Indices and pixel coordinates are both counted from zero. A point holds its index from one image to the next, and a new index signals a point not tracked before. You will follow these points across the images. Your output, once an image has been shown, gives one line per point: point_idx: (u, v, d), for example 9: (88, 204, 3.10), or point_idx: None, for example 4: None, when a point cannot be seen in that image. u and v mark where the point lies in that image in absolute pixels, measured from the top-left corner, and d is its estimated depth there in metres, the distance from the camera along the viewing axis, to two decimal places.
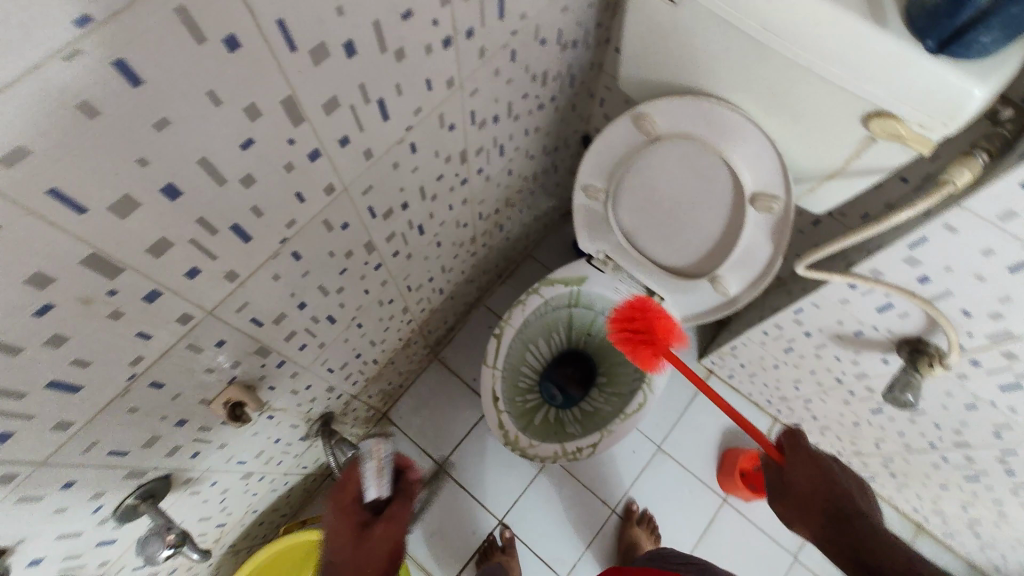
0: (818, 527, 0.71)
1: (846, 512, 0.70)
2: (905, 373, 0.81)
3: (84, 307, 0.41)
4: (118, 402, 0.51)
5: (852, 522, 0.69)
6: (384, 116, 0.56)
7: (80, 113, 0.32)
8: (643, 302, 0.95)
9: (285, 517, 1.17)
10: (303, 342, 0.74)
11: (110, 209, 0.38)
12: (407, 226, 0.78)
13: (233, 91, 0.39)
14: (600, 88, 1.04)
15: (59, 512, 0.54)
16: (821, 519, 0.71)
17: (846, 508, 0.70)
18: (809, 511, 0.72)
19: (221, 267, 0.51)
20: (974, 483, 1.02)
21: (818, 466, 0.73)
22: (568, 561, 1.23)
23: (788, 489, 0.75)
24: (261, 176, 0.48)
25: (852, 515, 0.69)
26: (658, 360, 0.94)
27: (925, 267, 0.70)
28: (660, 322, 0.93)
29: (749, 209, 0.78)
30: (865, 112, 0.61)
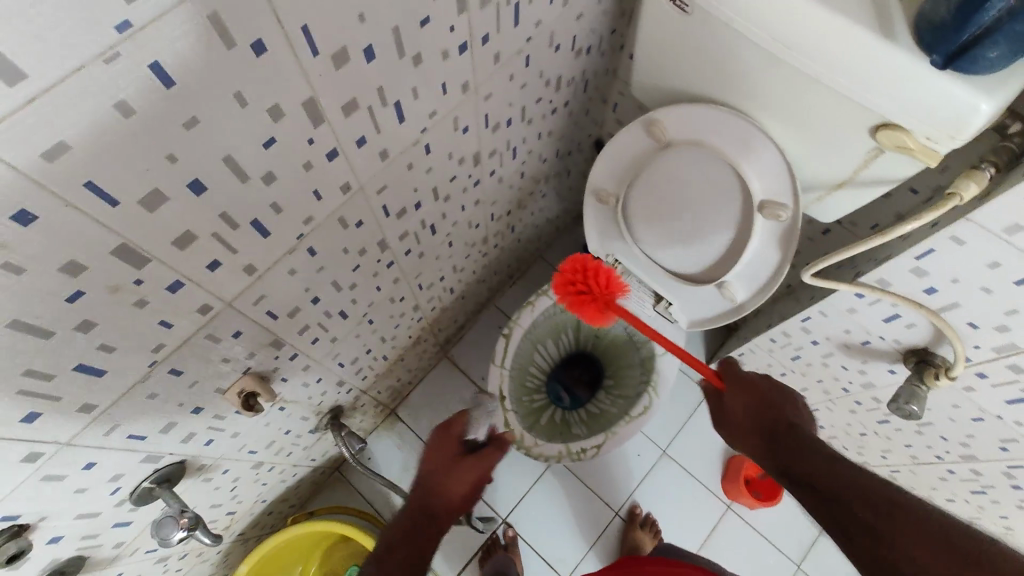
0: (755, 450, 0.70)
1: (780, 431, 0.68)
2: (911, 384, 0.81)
3: (112, 295, 0.44)
4: (140, 387, 0.54)
5: (782, 437, 0.68)
6: (400, 118, 0.58)
7: (116, 112, 0.34)
8: (583, 259, 0.90)
9: (293, 508, 1.20)
10: (316, 336, 0.76)
11: (140, 203, 0.40)
12: (420, 225, 0.79)
13: (258, 92, 0.41)
14: (613, 93, 1.06)
15: (80, 492, 0.57)
16: (759, 441, 0.70)
17: (778, 427, 0.69)
18: (747, 437, 0.72)
19: (240, 261, 0.53)
20: (981, 497, 1.01)
21: (750, 395, 0.74)
22: (571, 561, 1.25)
23: (731, 420, 0.75)
24: (281, 174, 0.50)
25: (783, 431, 0.68)
26: (609, 315, 0.90)
27: (932, 278, 0.71)
28: (606, 274, 0.89)
29: (758, 217, 0.79)
30: (873, 124, 0.62)
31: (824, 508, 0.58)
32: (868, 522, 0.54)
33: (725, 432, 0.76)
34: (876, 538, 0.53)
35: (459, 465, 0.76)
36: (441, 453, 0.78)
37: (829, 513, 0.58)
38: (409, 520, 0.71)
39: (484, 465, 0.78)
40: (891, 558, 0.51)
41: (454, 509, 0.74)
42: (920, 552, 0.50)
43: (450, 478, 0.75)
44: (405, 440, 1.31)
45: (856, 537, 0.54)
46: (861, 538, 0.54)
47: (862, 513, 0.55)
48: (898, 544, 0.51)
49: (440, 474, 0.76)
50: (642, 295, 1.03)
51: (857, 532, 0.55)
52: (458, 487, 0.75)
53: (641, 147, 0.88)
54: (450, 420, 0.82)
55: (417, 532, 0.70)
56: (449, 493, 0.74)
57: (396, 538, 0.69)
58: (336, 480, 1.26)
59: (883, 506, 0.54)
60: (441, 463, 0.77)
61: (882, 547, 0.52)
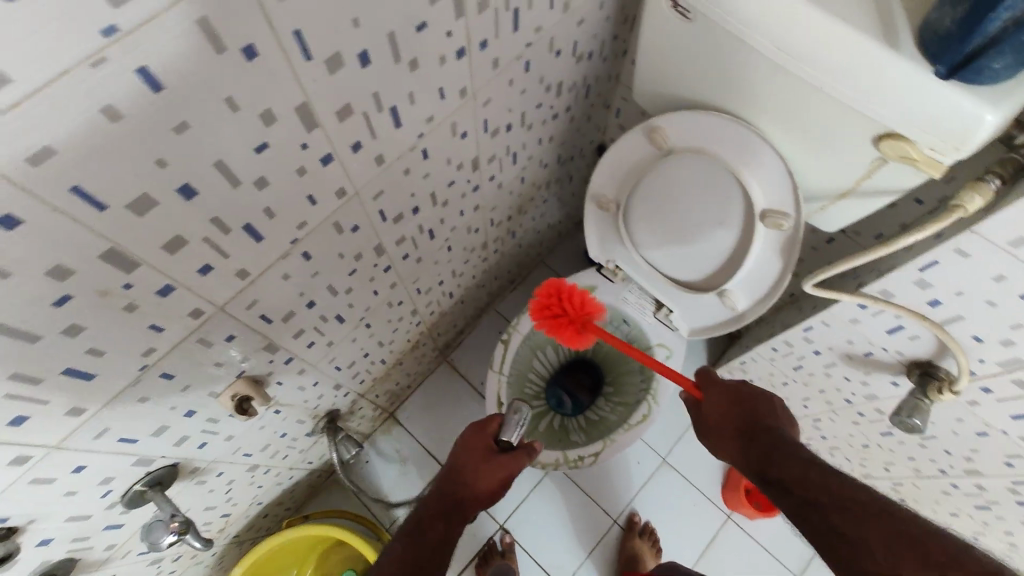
0: (738, 456, 0.70)
1: (757, 437, 0.68)
2: (914, 397, 0.80)
3: (101, 299, 0.43)
4: (130, 391, 0.53)
5: (759, 441, 0.67)
6: (397, 123, 0.58)
7: (103, 116, 0.33)
8: (556, 284, 0.90)
9: (288, 510, 1.19)
10: (311, 340, 0.75)
11: (128, 207, 0.40)
12: (418, 230, 0.79)
13: (249, 97, 0.41)
14: (616, 98, 1.05)
15: (70, 494, 0.56)
16: (738, 445, 0.71)
17: (756, 431, 0.69)
18: (731, 442, 0.72)
19: (233, 266, 0.52)
20: (985, 512, 0.99)
21: (729, 400, 0.74)
22: (568, 568, 1.23)
23: (716, 428, 0.75)
24: (274, 179, 0.49)
25: (760, 436, 0.68)
26: (585, 337, 0.90)
27: (936, 290, 0.69)
28: (581, 295, 0.90)
29: (759, 226, 0.78)
30: (877, 133, 0.61)
31: (802, 515, 0.57)
32: (840, 526, 0.53)
33: (712, 438, 0.76)
34: (849, 546, 0.51)
35: (492, 463, 0.73)
36: (472, 449, 0.76)
37: (805, 520, 0.57)
38: (438, 507, 0.71)
39: (517, 465, 0.74)
40: (863, 564, 0.50)
41: (482, 501, 0.73)
42: (892, 557, 0.48)
43: (483, 475, 0.73)
44: (403, 444, 1.31)
45: (830, 544, 0.53)
46: (836, 547, 0.52)
47: (835, 518, 0.54)
48: (871, 551, 0.50)
49: (470, 469, 0.73)
50: (642, 302, 1.02)
51: (831, 539, 0.53)
52: (486, 485, 0.73)
53: (642, 154, 0.87)
54: (486, 417, 0.79)
55: (445, 520, 0.70)
56: (478, 490, 0.72)
57: (427, 521, 0.70)
58: (333, 483, 1.26)
59: (855, 511, 0.53)
60: (471, 460, 0.74)
61: (854, 553, 0.51)
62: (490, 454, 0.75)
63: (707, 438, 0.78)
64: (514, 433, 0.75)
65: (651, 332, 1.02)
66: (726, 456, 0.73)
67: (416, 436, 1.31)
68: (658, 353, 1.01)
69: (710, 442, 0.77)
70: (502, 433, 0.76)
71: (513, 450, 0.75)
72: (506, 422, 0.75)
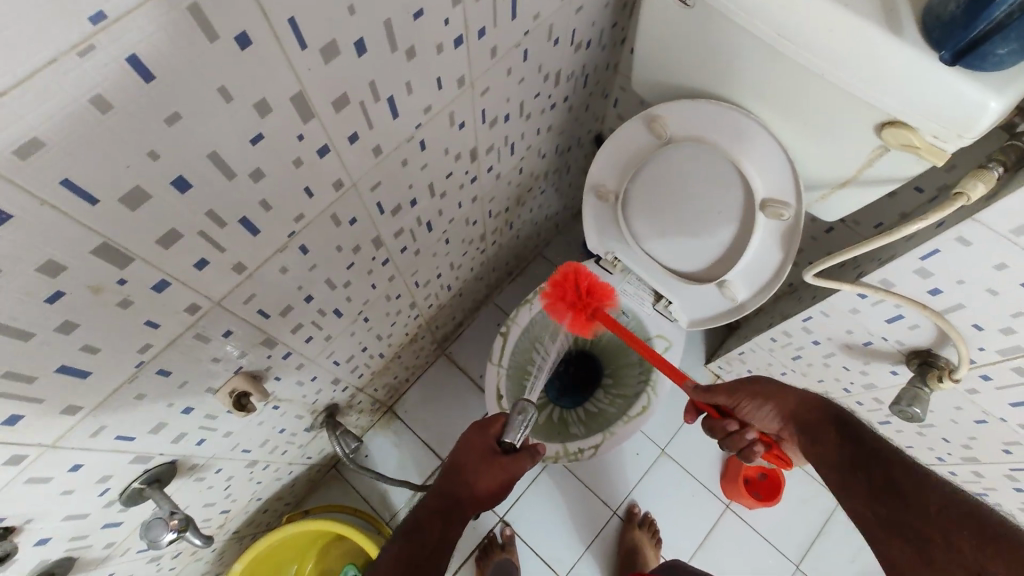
0: (797, 407, 0.69)
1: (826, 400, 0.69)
2: (913, 386, 0.80)
3: (94, 295, 0.42)
4: (127, 388, 0.52)
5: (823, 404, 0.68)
6: (394, 113, 0.57)
7: (92, 107, 0.33)
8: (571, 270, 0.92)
9: (287, 506, 1.19)
10: (309, 335, 0.75)
11: (121, 200, 0.39)
12: (415, 222, 0.78)
13: (243, 87, 0.40)
14: (614, 88, 1.04)
15: (67, 493, 0.56)
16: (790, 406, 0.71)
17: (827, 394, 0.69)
18: (786, 395, 0.71)
19: (229, 259, 0.52)
20: (982, 499, 1.00)
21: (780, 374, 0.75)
22: (568, 561, 1.24)
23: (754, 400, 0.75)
24: (270, 170, 0.48)
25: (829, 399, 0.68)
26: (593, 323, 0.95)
27: (937, 279, 0.69)
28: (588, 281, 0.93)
29: (760, 215, 0.78)
30: (879, 121, 0.61)
31: (854, 470, 0.58)
32: (901, 485, 0.54)
33: (752, 389, 0.75)
34: (905, 503, 0.52)
35: (492, 464, 0.73)
36: (473, 448, 0.75)
37: (860, 472, 0.57)
38: (435, 506, 0.71)
39: (519, 468, 0.74)
40: (914, 521, 0.51)
41: (481, 502, 0.73)
42: (947, 523, 0.49)
43: (484, 476, 0.72)
44: (402, 438, 1.30)
45: (883, 497, 0.54)
46: (886, 503, 0.54)
47: (898, 478, 0.55)
48: (926, 510, 0.51)
49: (470, 469, 0.73)
50: (641, 293, 1.02)
51: (883, 493, 0.54)
52: (486, 484, 0.73)
53: (641, 143, 0.86)
54: (490, 418, 0.78)
55: (444, 521, 0.70)
56: (478, 489, 0.72)
57: (425, 520, 0.69)
58: (333, 478, 1.25)
59: (919, 479, 0.54)
60: (471, 460, 0.73)
61: (907, 509, 0.52)
62: (490, 454, 0.74)
63: (739, 391, 0.76)
64: (518, 434, 0.74)
65: (651, 323, 1.02)
66: (771, 405, 0.72)
67: (415, 430, 1.31)
68: (658, 345, 1.01)
69: (744, 394, 0.75)
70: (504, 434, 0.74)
71: (515, 451, 0.75)
72: (511, 422, 0.74)
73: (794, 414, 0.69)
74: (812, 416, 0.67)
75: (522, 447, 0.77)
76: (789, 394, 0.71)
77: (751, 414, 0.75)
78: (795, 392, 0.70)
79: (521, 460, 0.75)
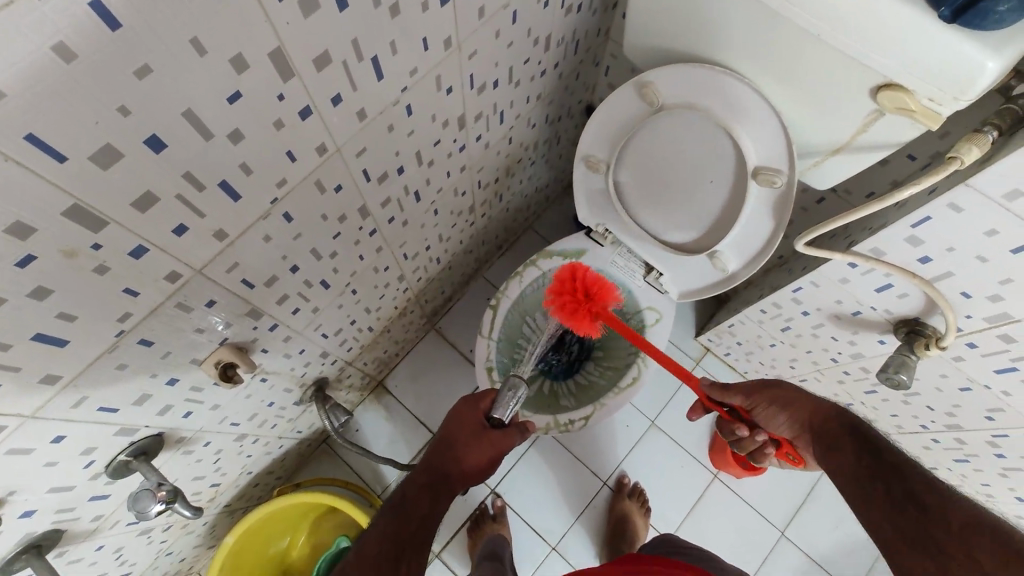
0: (815, 412, 0.66)
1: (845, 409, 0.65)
2: (900, 354, 0.80)
3: (68, 260, 0.41)
4: (107, 358, 0.51)
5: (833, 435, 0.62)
6: (377, 75, 0.55)
7: (56, 56, 0.31)
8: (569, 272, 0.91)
9: (279, 479, 1.19)
10: (296, 306, 0.74)
11: (91, 158, 0.37)
12: (403, 191, 0.77)
13: (218, 39, 0.38)
14: (606, 55, 1.03)
15: (50, 465, 0.55)
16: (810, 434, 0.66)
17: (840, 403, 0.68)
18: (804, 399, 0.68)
19: (210, 225, 0.50)
20: (963, 465, 1.02)
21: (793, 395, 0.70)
22: (558, 531, 1.25)
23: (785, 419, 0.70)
24: (249, 133, 0.47)
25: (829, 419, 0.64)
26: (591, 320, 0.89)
27: (926, 247, 0.69)
28: (592, 279, 0.91)
29: (751, 184, 0.77)
30: (877, 84, 0.60)
31: (868, 469, 0.56)
32: (922, 498, 0.51)
33: (770, 394, 0.72)
34: (937, 493, 0.50)
35: (482, 440, 0.73)
36: (463, 424, 0.75)
37: (871, 485, 0.55)
38: (424, 482, 0.69)
39: (508, 443, 0.75)
40: (932, 532, 0.48)
41: (470, 479, 0.72)
42: (969, 537, 0.46)
43: (474, 450, 0.72)
44: (393, 412, 1.30)
45: (901, 509, 0.51)
46: (922, 486, 0.51)
47: (918, 490, 0.51)
48: (948, 522, 0.48)
49: (461, 443, 0.73)
50: (632, 265, 1.01)
51: (901, 500, 0.52)
52: (475, 458, 0.72)
53: (632, 111, 0.84)
54: (481, 392, 0.79)
55: (435, 496, 0.68)
56: (465, 466, 0.71)
57: (412, 495, 0.68)
58: (323, 452, 1.26)
59: (938, 491, 0.51)
60: (461, 434, 0.73)
61: (925, 518, 0.49)
62: (480, 430, 0.74)
63: (755, 394, 0.74)
64: (507, 410, 0.75)
65: (641, 296, 1.01)
66: (790, 412, 0.69)
67: (406, 405, 1.31)
68: (649, 317, 1.01)
69: (766, 397, 0.72)
70: (493, 410, 0.76)
71: (504, 428, 0.76)
72: (501, 398, 0.75)
73: (814, 424, 0.65)
74: (830, 431, 0.63)
75: (512, 424, 0.78)
76: (808, 401, 0.68)
77: (766, 417, 0.73)
78: (812, 401, 0.67)
79: (510, 436, 0.75)
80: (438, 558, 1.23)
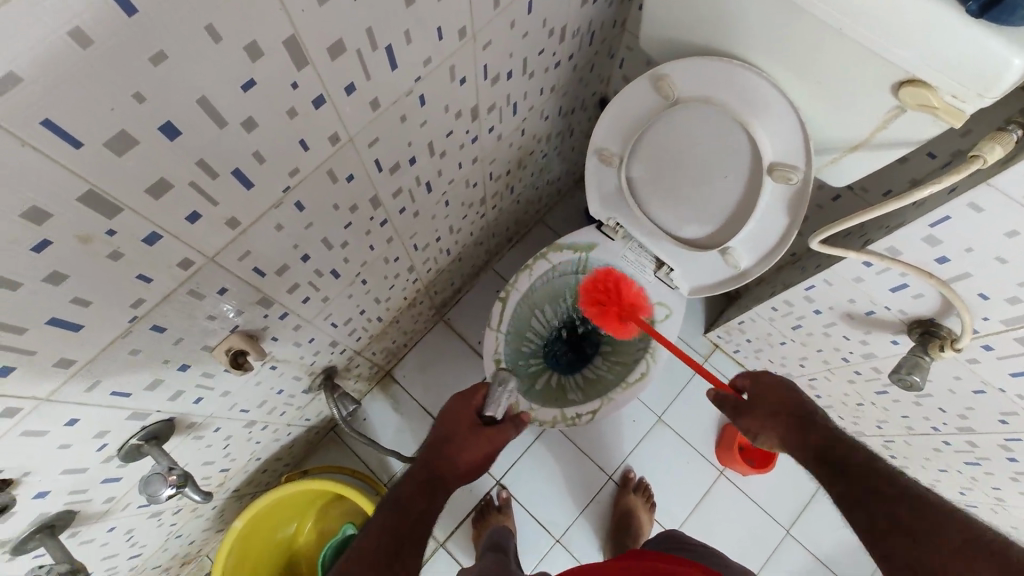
0: (788, 431, 0.71)
1: (817, 421, 0.70)
2: (914, 355, 0.79)
3: (83, 246, 0.41)
4: (121, 343, 0.52)
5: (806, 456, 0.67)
6: (391, 64, 0.54)
7: (72, 41, 0.31)
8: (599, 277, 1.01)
9: (287, 466, 1.20)
10: (306, 295, 0.74)
11: (106, 144, 0.37)
12: (414, 182, 0.76)
13: (233, 26, 0.38)
14: (621, 48, 1.02)
15: (64, 448, 0.56)
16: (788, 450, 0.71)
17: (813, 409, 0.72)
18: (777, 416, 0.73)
19: (223, 213, 0.50)
20: (974, 469, 1.01)
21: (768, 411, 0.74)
22: (563, 524, 1.26)
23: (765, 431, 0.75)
24: (263, 121, 0.46)
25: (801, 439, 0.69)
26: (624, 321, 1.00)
27: (944, 247, 0.68)
28: (617, 283, 1.00)
29: (766, 180, 0.76)
30: (898, 80, 0.59)
31: (853, 495, 0.59)
32: (907, 519, 0.53)
33: (750, 410, 0.77)
34: (922, 514, 0.53)
35: (478, 435, 0.75)
36: (458, 423, 0.77)
37: (861, 509, 0.57)
38: (420, 478, 0.68)
39: (502, 438, 0.77)
40: (925, 555, 0.50)
41: (466, 476, 0.72)
42: (961, 556, 0.48)
43: (470, 445, 0.74)
44: (400, 402, 1.31)
45: (889, 533, 0.54)
46: (908, 510, 0.54)
47: (901, 512, 0.54)
48: (939, 542, 0.50)
49: (456, 439, 0.74)
50: (642, 260, 1.00)
51: (889, 527, 0.54)
52: (471, 453, 0.73)
53: (647, 104, 0.84)
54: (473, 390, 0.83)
55: (432, 490, 0.67)
56: (461, 463, 0.72)
57: (408, 493, 0.66)
58: (331, 440, 1.27)
59: (923, 510, 0.53)
60: (457, 430, 0.75)
61: (915, 542, 0.51)
62: (475, 426, 0.77)
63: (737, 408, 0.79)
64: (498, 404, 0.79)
65: (651, 291, 1.00)
66: (767, 430, 0.74)
67: (413, 395, 1.31)
68: (658, 313, 1.00)
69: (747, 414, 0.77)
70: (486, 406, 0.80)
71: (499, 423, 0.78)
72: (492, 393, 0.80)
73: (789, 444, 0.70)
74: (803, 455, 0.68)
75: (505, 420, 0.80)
76: (781, 420, 0.72)
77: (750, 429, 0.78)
78: (784, 419, 0.72)
79: (504, 430, 0.78)
80: (442, 547, 1.24)
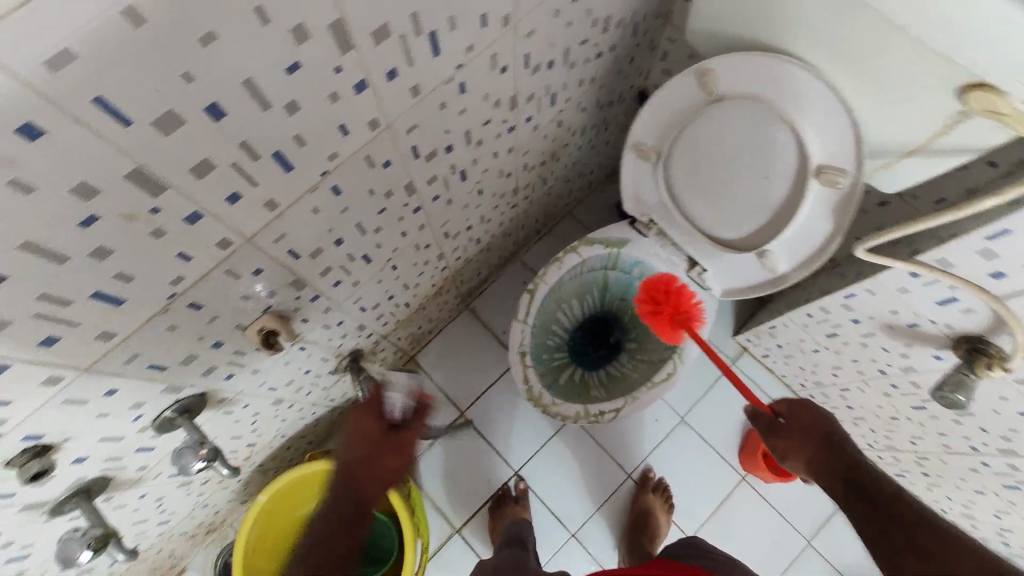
0: (812, 456, 0.70)
1: (845, 446, 0.68)
2: (958, 372, 0.77)
3: (128, 223, 0.42)
4: (160, 318, 0.53)
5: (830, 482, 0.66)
6: (434, 51, 0.54)
7: (125, 20, 0.31)
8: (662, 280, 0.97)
9: (310, 444, 1.23)
10: (337, 279, 0.74)
11: (153, 123, 0.37)
12: (449, 170, 0.76)
13: (280, 9, 0.38)
14: (664, 40, 0.99)
15: (101, 417, 0.57)
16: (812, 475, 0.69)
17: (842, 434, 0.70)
18: (803, 440, 0.71)
19: (263, 195, 0.51)
20: (1013, 493, 0.97)
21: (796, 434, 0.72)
22: (579, 519, 1.26)
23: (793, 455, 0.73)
24: (306, 104, 0.46)
25: (823, 464, 0.68)
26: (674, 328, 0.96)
27: (1001, 262, 0.65)
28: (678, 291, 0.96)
29: (811, 182, 0.73)
30: (966, 82, 0.56)
31: (875, 516, 0.59)
32: (925, 546, 0.54)
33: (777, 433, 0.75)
34: (943, 540, 0.53)
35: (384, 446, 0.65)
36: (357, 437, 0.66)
37: (879, 532, 0.58)
38: (336, 514, 0.61)
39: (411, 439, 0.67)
40: None
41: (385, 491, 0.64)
42: None
43: (378, 464, 0.64)
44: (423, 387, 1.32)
45: (903, 557, 0.54)
46: (930, 535, 0.54)
47: (918, 536, 0.55)
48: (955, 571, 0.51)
49: (361, 460, 0.64)
50: (674, 259, 0.97)
51: (904, 549, 0.55)
52: (384, 471, 0.64)
53: (691, 100, 0.81)
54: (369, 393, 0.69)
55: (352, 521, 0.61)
56: (384, 475, 0.64)
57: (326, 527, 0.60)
58: None
59: (942, 537, 0.54)
60: (359, 451, 0.64)
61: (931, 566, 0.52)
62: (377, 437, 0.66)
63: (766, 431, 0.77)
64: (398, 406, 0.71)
65: None
66: (792, 454, 0.72)
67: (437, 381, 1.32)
68: None
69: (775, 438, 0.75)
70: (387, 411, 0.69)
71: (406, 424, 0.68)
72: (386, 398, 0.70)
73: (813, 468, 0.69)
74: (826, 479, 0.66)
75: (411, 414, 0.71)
76: (806, 444, 0.71)
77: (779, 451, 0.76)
78: (807, 443, 0.70)
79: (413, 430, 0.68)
80: (457, 533, 1.25)
